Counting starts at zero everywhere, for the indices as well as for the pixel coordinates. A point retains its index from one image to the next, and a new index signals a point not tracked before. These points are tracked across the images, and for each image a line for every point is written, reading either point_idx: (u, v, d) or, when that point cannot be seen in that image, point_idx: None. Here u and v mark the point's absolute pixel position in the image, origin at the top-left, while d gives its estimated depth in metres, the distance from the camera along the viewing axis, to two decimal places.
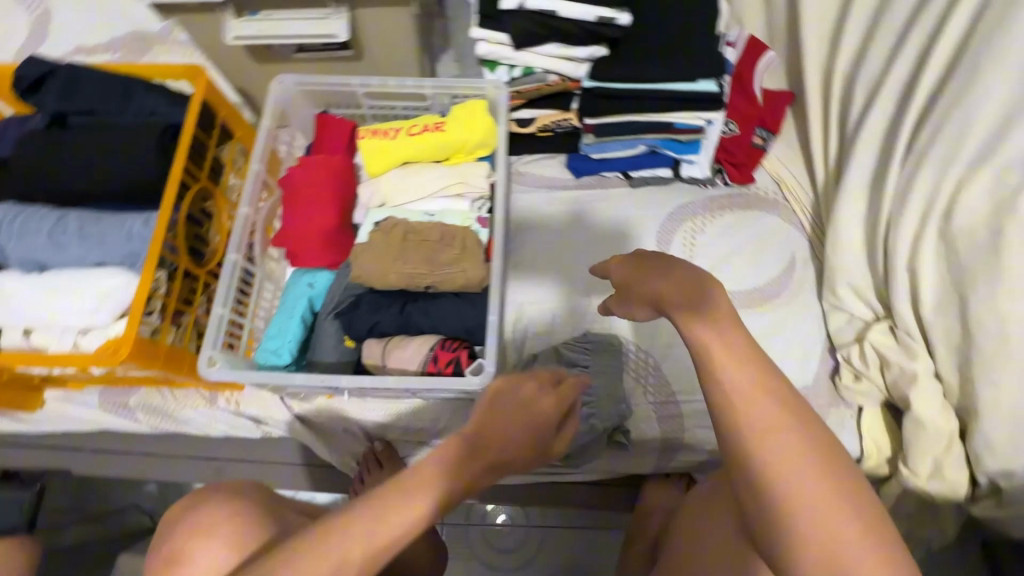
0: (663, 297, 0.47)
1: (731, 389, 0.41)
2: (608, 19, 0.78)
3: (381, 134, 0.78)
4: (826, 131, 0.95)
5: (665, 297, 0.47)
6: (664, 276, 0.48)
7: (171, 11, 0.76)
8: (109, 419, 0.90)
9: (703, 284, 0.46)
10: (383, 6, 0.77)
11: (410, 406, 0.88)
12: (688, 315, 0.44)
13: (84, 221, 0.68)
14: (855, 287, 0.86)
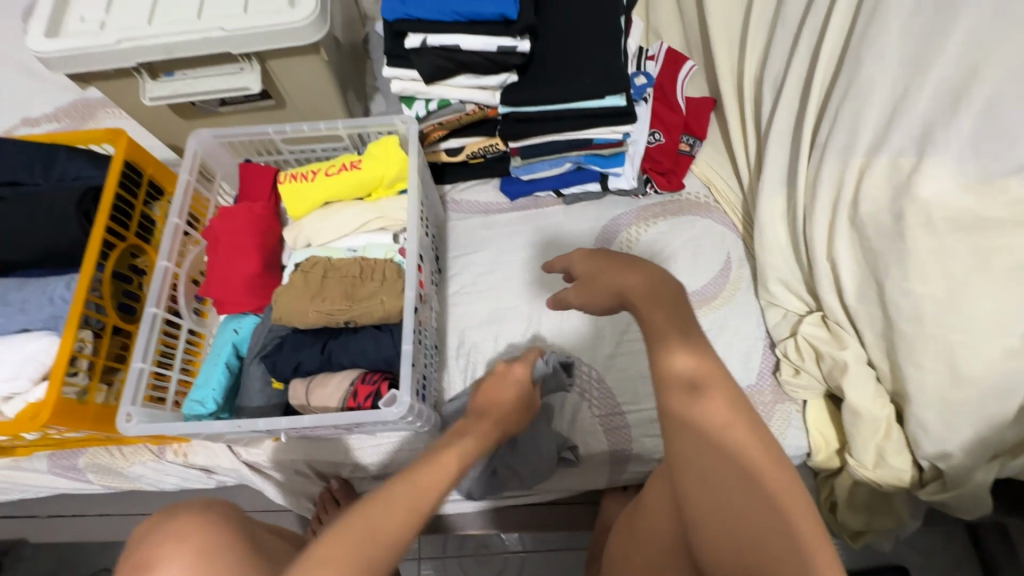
0: (631, 289, 0.50)
1: (689, 387, 0.44)
2: (509, 48, 0.80)
3: (300, 178, 0.80)
4: (745, 132, 0.97)
5: (630, 291, 0.50)
6: (631, 274, 0.51)
7: (89, 79, 0.79)
8: (59, 483, 0.89)
9: (655, 285, 0.49)
10: (293, 55, 0.80)
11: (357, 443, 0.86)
12: (661, 315, 0.48)
13: (7, 289, 0.70)
14: (785, 281, 0.86)
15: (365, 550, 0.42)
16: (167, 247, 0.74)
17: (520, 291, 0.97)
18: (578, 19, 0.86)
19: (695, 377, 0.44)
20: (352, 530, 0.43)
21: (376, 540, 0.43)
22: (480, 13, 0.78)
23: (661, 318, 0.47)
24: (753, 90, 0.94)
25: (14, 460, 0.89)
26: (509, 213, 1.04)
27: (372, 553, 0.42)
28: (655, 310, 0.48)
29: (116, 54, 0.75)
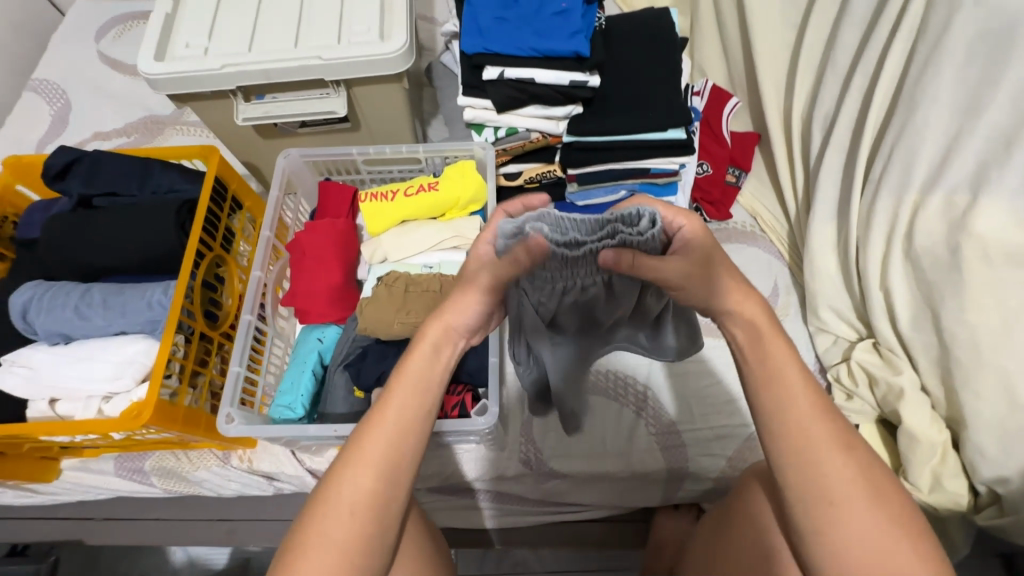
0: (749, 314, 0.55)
1: (799, 420, 0.53)
2: (580, 82, 0.86)
3: (380, 197, 0.85)
4: (792, 166, 1.02)
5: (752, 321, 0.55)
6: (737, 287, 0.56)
7: (185, 99, 0.84)
8: (123, 485, 0.91)
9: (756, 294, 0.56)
10: (378, 83, 0.85)
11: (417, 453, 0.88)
12: (778, 345, 0.55)
13: (108, 294, 0.73)
14: (835, 308, 0.90)
15: (328, 520, 0.50)
16: (259, 258, 0.79)
17: None
18: (642, 58, 0.92)
19: (796, 396, 0.53)
20: (326, 502, 0.51)
21: (340, 504, 0.51)
22: (556, 49, 0.84)
23: (778, 342, 0.55)
24: (800, 127, 1.00)
25: (82, 461, 0.90)
26: None
27: (336, 515, 0.50)
28: (769, 337, 0.55)
29: (217, 78, 0.80)
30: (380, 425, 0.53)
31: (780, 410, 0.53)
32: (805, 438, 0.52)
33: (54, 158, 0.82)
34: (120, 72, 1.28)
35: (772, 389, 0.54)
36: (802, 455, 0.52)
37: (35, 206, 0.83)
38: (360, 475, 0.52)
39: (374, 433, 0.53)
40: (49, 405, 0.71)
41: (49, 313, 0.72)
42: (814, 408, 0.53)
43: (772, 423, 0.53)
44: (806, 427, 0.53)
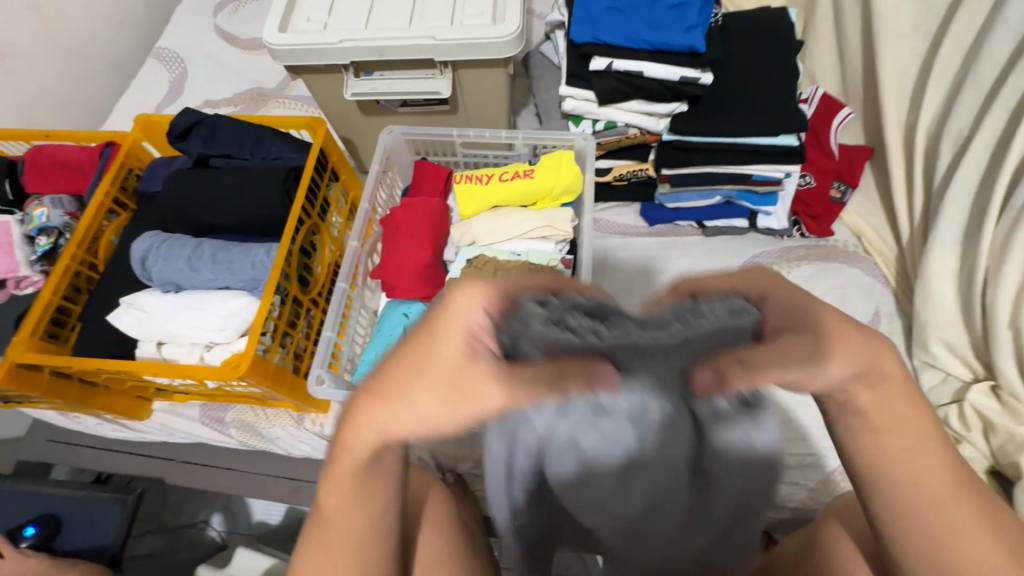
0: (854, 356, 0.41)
1: (934, 484, 0.42)
2: (691, 79, 0.83)
3: (474, 180, 0.85)
4: (910, 186, 0.94)
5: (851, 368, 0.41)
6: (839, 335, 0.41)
7: (301, 71, 0.87)
8: (206, 433, 0.96)
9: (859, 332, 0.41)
10: (484, 67, 0.85)
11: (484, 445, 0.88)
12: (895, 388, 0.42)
13: (217, 249, 0.77)
14: (949, 343, 0.82)
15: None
16: (357, 230, 0.81)
17: None
18: (757, 59, 0.88)
19: (920, 462, 0.42)
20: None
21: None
22: (671, 43, 0.81)
23: (895, 392, 0.42)
24: (924, 145, 0.92)
25: (171, 405, 0.96)
26: (647, 237, 1.03)
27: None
28: (894, 389, 0.42)
29: (334, 52, 0.82)
30: (321, 524, 0.47)
31: (900, 480, 0.42)
32: (942, 512, 0.42)
33: (180, 119, 0.87)
34: (233, 45, 1.36)
35: (888, 453, 0.42)
36: (941, 535, 0.41)
37: (157, 161, 0.88)
38: (316, 570, 0.47)
39: (319, 533, 0.47)
40: (155, 347, 0.76)
41: (165, 262, 0.77)
42: (940, 475, 0.42)
43: (898, 497, 0.42)
44: (937, 499, 0.42)
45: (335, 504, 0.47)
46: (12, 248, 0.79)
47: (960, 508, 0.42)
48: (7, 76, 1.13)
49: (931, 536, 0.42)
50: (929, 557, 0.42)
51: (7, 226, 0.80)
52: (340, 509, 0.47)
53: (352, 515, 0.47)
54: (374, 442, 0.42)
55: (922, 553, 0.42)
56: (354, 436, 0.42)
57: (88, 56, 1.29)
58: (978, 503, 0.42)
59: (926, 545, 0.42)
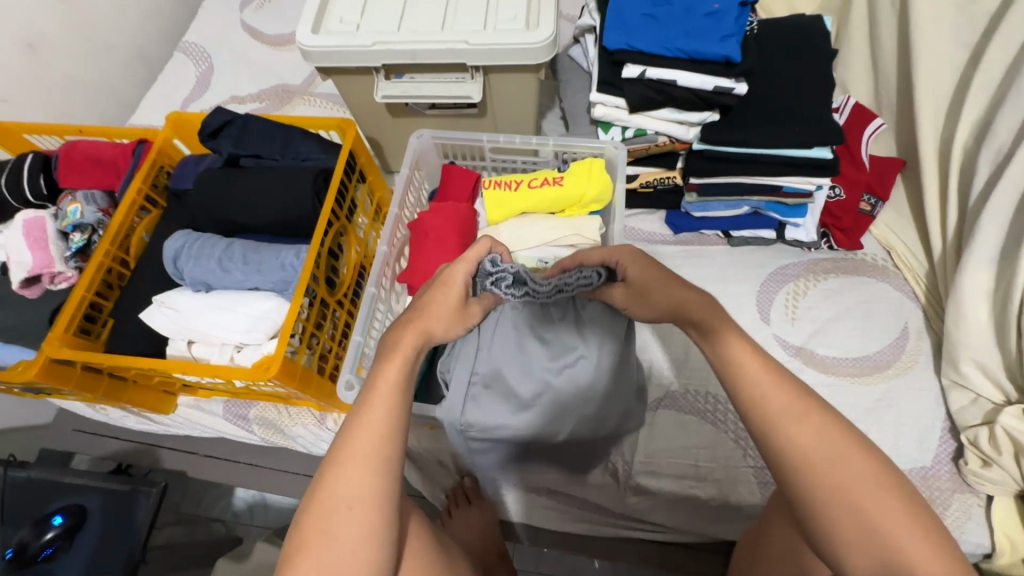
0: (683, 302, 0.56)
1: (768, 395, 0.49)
2: (726, 89, 0.82)
3: (504, 186, 0.85)
4: (943, 201, 0.93)
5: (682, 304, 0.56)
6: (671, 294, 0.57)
7: (332, 72, 0.87)
8: (229, 428, 0.97)
9: (699, 300, 0.55)
10: (515, 72, 0.85)
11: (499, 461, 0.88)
12: (721, 318, 0.53)
13: (247, 250, 0.78)
14: (981, 364, 0.81)
15: (329, 528, 0.48)
16: (386, 233, 0.82)
17: None
18: (791, 70, 0.87)
19: (773, 388, 0.49)
20: (314, 509, 0.49)
21: (334, 503, 0.48)
22: (706, 52, 0.80)
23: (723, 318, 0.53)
24: (960, 160, 0.90)
25: (196, 400, 0.97)
26: (672, 245, 1.03)
27: (331, 524, 0.48)
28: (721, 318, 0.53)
29: (366, 54, 0.82)
30: (345, 434, 0.52)
31: (763, 410, 0.49)
32: (795, 434, 0.48)
33: (212, 117, 0.88)
34: (259, 41, 1.36)
35: (740, 387, 0.50)
36: (802, 458, 0.47)
37: (188, 159, 0.89)
38: (345, 477, 0.49)
39: (342, 443, 0.51)
40: (185, 347, 0.77)
41: (196, 261, 0.77)
42: (791, 399, 0.49)
43: (756, 424, 0.49)
44: (791, 418, 0.48)
45: (359, 409, 0.53)
46: (46, 244, 0.80)
47: (817, 423, 0.48)
48: (39, 69, 1.14)
49: (797, 459, 0.47)
50: (795, 481, 0.47)
51: (42, 221, 0.81)
52: (366, 414, 0.52)
53: (376, 415, 0.52)
54: (405, 347, 0.57)
55: (794, 476, 0.47)
56: (388, 346, 0.56)
57: (117, 49, 1.30)
58: (830, 419, 0.48)
59: (795, 468, 0.47)
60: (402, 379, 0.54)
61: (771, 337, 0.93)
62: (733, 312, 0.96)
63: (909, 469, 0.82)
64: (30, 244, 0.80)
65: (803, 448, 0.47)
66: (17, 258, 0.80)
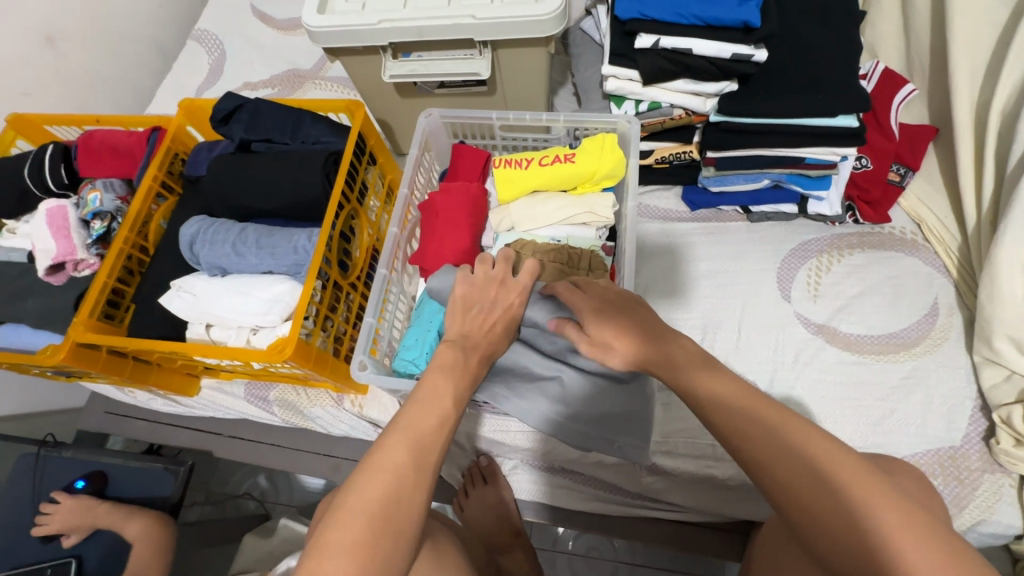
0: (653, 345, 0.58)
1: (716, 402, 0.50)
2: (744, 56, 0.78)
3: (514, 164, 0.83)
4: (979, 169, 0.88)
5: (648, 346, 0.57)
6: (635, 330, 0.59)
7: (339, 53, 0.86)
8: (251, 409, 0.99)
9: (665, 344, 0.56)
10: (523, 46, 0.82)
11: (514, 443, 0.88)
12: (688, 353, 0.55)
13: (261, 234, 0.79)
14: (1017, 340, 0.77)
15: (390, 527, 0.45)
16: (396, 215, 0.81)
17: (694, 304, 0.94)
18: (814, 34, 0.83)
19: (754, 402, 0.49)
20: (370, 503, 0.46)
21: (397, 502, 0.47)
22: (723, 18, 0.77)
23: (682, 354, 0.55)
24: (999, 125, 0.85)
25: (218, 382, 0.99)
26: (689, 222, 1.01)
27: (400, 528, 0.46)
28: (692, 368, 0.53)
29: (372, 33, 0.81)
30: (405, 431, 0.51)
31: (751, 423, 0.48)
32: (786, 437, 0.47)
33: (223, 103, 0.88)
34: (269, 26, 1.36)
35: (717, 407, 0.50)
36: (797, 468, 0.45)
37: (201, 146, 0.90)
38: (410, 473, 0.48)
39: (403, 438, 0.50)
40: (204, 329, 0.78)
41: (211, 246, 0.78)
42: (774, 415, 0.48)
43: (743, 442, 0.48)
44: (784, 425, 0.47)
45: (415, 410, 0.52)
46: (69, 232, 0.82)
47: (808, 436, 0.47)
48: (58, 61, 1.16)
49: (797, 472, 0.45)
50: (796, 495, 0.45)
51: (64, 210, 0.83)
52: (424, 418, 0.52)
53: (430, 416, 0.52)
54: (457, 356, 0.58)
55: (790, 501, 0.45)
56: (452, 360, 0.58)
57: (132, 39, 1.31)
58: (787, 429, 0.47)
59: (789, 482, 0.45)
60: (460, 392, 0.56)
61: (791, 314, 0.91)
62: (752, 290, 0.93)
63: (937, 449, 0.79)
64: (53, 232, 0.82)
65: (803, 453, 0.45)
66: (41, 246, 0.82)
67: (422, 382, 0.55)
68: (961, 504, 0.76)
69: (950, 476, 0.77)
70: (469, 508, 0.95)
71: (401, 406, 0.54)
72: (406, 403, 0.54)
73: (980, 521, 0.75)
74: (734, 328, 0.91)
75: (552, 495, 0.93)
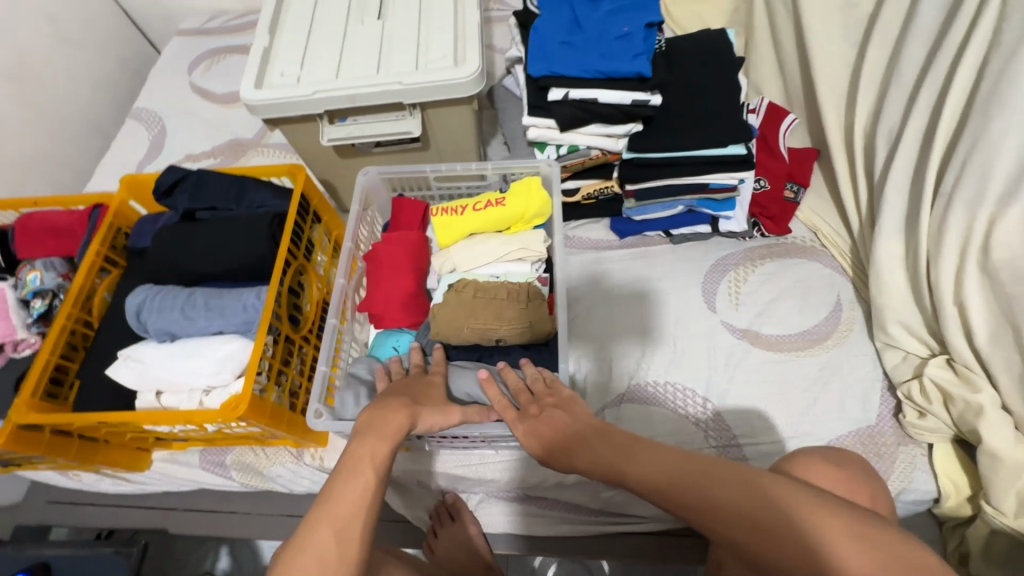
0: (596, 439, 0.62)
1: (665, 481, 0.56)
2: (642, 101, 0.90)
3: (451, 212, 0.90)
4: (854, 180, 1.01)
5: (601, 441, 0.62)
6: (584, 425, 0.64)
7: (279, 122, 0.92)
8: (206, 477, 0.97)
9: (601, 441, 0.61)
10: (449, 105, 0.91)
11: (481, 468, 0.93)
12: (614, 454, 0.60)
13: (209, 297, 0.81)
14: (905, 324, 0.89)
15: None
16: (342, 267, 0.86)
17: (631, 322, 1.01)
18: (701, 79, 0.96)
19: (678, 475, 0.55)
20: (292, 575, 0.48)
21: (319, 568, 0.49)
22: (620, 70, 0.88)
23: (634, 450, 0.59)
24: (863, 144, 0.99)
25: (171, 453, 0.97)
26: (619, 249, 1.10)
27: None
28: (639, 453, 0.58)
29: (307, 103, 0.88)
30: (329, 501, 0.53)
31: (717, 494, 0.52)
32: (758, 493, 0.51)
33: (166, 176, 0.92)
34: (209, 100, 1.41)
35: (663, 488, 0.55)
36: (808, 550, 0.46)
37: (145, 219, 0.92)
38: (332, 545, 0.50)
39: (328, 509, 0.52)
40: (154, 397, 0.78)
41: (159, 314, 0.80)
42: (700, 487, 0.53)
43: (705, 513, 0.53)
44: (763, 485, 0.51)
45: (341, 479, 0.55)
46: (8, 314, 0.82)
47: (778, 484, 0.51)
48: None
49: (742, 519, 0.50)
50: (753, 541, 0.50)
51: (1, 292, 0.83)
52: (349, 482, 0.55)
53: (357, 485, 0.55)
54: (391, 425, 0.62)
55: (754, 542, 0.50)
56: (370, 423, 0.61)
57: (67, 122, 1.33)
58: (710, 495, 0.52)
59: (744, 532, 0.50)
60: (380, 455, 0.58)
61: (718, 323, 0.99)
62: (682, 304, 1.02)
63: (857, 430, 0.88)
64: None
65: (784, 513, 0.48)
66: None
67: (345, 455, 0.58)
68: (885, 477, 0.84)
69: (872, 453, 0.86)
70: (439, 548, 0.94)
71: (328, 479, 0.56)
72: (331, 478, 0.56)
73: (903, 490, 0.83)
74: (669, 341, 0.99)
75: (521, 523, 0.95)
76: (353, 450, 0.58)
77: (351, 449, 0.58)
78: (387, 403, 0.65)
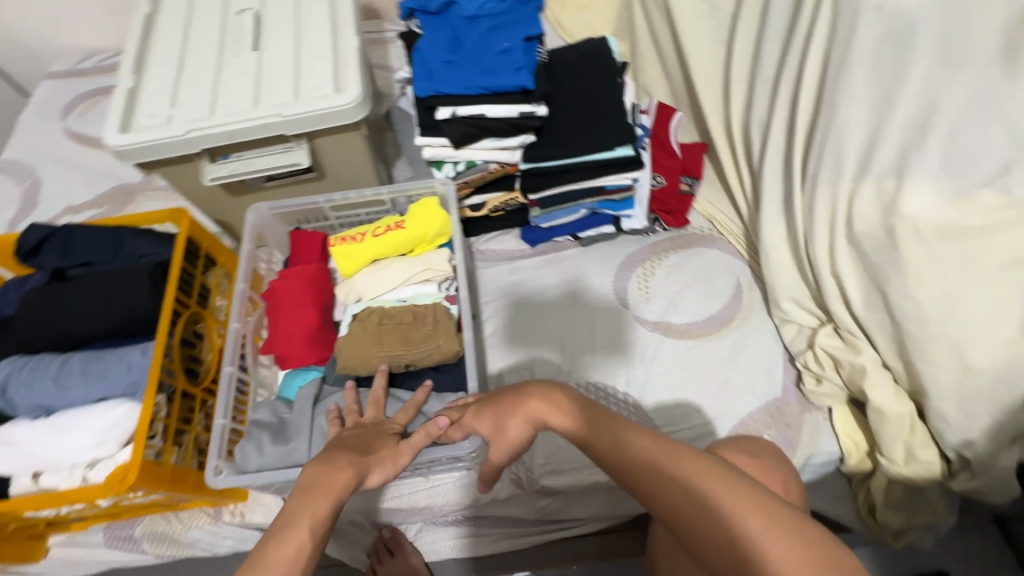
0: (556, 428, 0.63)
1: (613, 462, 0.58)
2: (528, 113, 0.92)
3: (350, 240, 0.88)
4: (738, 169, 1.08)
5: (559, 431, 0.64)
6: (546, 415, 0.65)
7: (154, 166, 0.87)
8: (114, 555, 0.89)
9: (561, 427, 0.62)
10: (336, 133, 0.89)
11: (411, 499, 0.88)
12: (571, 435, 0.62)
13: (87, 361, 0.75)
14: (796, 299, 0.95)
15: None
16: (236, 310, 0.83)
17: (550, 329, 1.03)
18: (585, 87, 0.99)
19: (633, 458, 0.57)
20: None
21: None
22: (503, 85, 0.89)
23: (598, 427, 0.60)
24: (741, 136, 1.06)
25: (69, 536, 0.88)
26: (532, 258, 1.11)
27: None
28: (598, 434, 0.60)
29: (181, 143, 0.83)
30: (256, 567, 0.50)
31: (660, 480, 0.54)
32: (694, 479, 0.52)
33: (28, 235, 0.84)
34: (88, 146, 1.31)
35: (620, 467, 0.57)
36: (735, 539, 0.48)
37: (8, 285, 0.84)
38: None
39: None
40: (31, 479, 0.71)
41: (30, 387, 0.73)
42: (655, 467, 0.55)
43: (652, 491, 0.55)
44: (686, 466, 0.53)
45: (276, 542, 0.52)
46: None
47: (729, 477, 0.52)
48: None
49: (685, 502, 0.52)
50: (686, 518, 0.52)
51: None
52: (281, 547, 0.52)
53: (289, 549, 0.52)
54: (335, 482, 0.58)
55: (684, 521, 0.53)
56: (313, 478, 0.57)
57: None
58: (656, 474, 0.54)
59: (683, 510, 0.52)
60: (320, 513, 0.55)
61: (631, 318, 1.03)
62: (596, 304, 1.04)
63: (766, 404, 0.93)
64: None
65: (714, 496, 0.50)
66: None
67: (283, 512, 0.55)
68: (795, 445, 0.89)
69: (781, 424, 0.91)
70: None
71: (260, 541, 0.53)
72: (263, 538, 0.53)
73: (811, 454, 0.89)
74: (588, 342, 1.01)
75: (462, 546, 0.94)
76: (292, 508, 0.55)
77: (291, 506, 0.55)
78: (336, 455, 0.61)
